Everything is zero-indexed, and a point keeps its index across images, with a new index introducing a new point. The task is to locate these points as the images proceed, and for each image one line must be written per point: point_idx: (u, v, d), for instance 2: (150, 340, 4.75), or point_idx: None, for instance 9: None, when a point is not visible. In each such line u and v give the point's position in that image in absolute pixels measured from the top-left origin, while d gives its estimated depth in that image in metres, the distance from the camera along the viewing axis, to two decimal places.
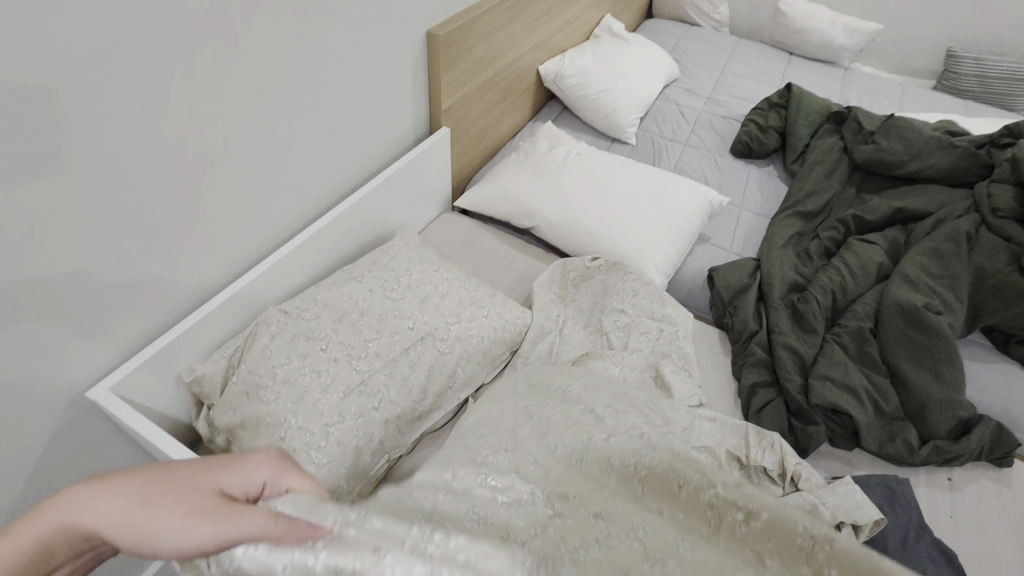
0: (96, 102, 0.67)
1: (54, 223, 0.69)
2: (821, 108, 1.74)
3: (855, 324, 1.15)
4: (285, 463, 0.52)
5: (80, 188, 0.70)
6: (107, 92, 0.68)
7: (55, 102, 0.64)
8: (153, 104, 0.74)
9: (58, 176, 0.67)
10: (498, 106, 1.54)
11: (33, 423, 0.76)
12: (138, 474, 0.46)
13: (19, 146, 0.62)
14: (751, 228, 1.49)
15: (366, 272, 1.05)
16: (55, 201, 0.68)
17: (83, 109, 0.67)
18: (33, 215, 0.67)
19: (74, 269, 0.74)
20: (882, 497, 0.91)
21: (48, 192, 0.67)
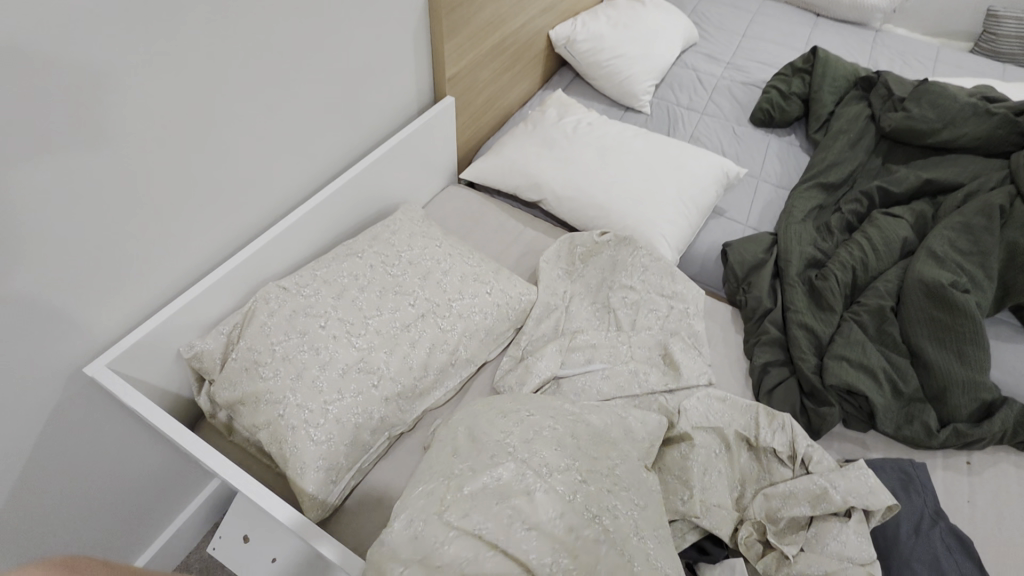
0: (72, 68, 0.66)
1: (37, 193, 0.68)
2: (849, 72, 1.64)
3: (875, 302, 1.10)
4: None
5: (62, 158, 0.69)
6: (82, 57, 0.66)
7: (28, 67, 0.62)
8: (135, 71, 0.71)
9: (38, 145, 0.66)
10: (506, 73, 1.48)
11: (32, 396, 0.77)
12: None
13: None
14: (769, 201, 1.43)
15: (366, 247, 1.03)
16: (36, 171, 0.67)
17: (58, 74, 0.65)
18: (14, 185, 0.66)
19: (63, 241, 0.73)
20: (896, 481, 0.88)
21: (28, 161, 0.66)
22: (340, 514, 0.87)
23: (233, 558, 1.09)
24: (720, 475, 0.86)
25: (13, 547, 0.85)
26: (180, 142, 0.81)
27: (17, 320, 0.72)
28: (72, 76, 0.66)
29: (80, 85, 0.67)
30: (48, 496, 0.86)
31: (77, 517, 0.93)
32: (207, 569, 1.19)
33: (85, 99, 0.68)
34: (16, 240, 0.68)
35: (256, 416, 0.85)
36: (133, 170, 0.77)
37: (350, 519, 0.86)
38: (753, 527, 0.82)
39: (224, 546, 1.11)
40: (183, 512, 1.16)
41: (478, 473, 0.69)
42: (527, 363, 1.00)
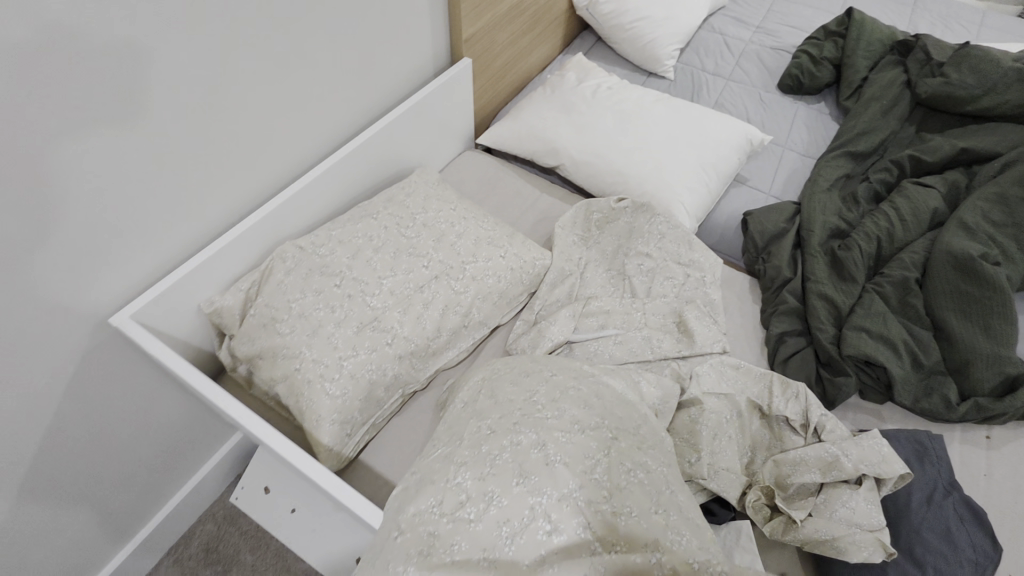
0: (91, 25, 0.66)
1: (64, 150, 0.69)
2: (885, 36, 1.57)
3: (899, 273, 1.07)
4: None
5: (85, 115, 0.70)
6: (101, 13, 0.66)
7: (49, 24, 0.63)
8: (153, 29, 0.71)
9: (61, 102, 0.67)
10: (525, 35, 1.44)
11: (60, 345, 0.80)
12: None
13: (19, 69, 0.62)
14: (793, 169, 1.39)
15: (381, 209, 1.03)
16: (62, 129, 0.68)
17: (77, 31, 0.65)
18: (40, 142, 0.67)
19: (86, 198, 0.74)
20: (911, 452, 0.87)
21: (52, 118, 0.67)
22: (355, 466, 0.89)
23: (253, 508, 1.13)
24: (730, 440, 0.87)
25: (49, 489, 0.90)
26: (197, 99, 0.81)
27: (44, 273, 0.74)
28: (89, 31, 0.66)
29: (97, 40, 0.67)
30: (79, 442, 0.90)
31: (107, 464, 0.98)
32: (231, 516, 1.25)
33: (102, 53, 0.68)
34: (45, 196, 0.70)
35: (274, 370, 0.87)
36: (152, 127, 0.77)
37: (365, 471, 0.89)
38: (761, 491, 0.82)
39: (246, 497, 1.15)
40: (207, 464, 1.21)
41: (488, 429, 0.70)
42: (540, 327, 1.01)
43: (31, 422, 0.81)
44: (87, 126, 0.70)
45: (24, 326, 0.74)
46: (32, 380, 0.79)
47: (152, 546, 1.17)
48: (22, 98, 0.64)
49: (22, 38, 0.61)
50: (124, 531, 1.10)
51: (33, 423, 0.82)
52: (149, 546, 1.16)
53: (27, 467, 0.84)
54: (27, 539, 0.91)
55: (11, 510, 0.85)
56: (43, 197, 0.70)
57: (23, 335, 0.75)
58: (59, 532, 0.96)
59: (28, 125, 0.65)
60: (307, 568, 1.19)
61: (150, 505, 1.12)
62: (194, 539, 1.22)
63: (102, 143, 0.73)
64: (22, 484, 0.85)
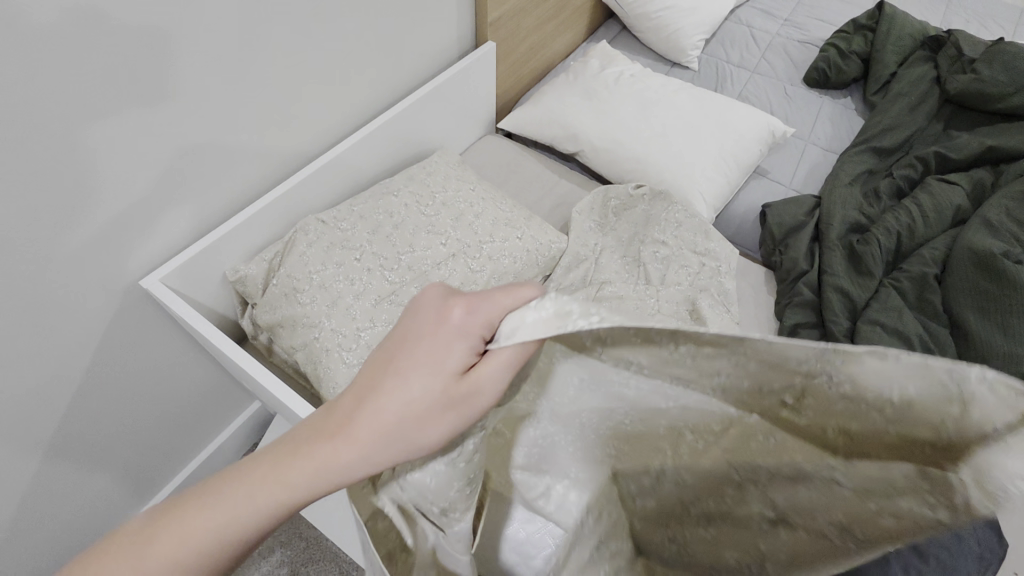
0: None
1: (103, 121, 0.72)
2: (916, 31, 1.54)
3: (918, 269, 1.06)
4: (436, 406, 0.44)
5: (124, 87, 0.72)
6: None
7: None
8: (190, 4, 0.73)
9: (102, 73, 0.69)
10: (550, 22, 1.45)
11: (93, 306, 0.83)
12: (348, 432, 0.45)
13: (65, 42, 0.64)
14: (815, 163, 1.38)
15: (402, 187, 1.05)
16: (102, 100, 0.71)
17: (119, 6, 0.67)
18: (81, 113, 0.69)
19: (121, 167, 0.77)
20: None
21: (93, 90, 0.69)
22: None
23: None
24: None
25: (78, 445, 0.93)
26: (229, 71, 0.82)
27: (80, 235, 0.77)
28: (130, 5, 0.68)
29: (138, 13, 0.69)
30: (107, 401, 0.94)
31: (132, 424, 1.01)
32: None
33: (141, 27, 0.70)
34: (83, 164, 0.72)
35: (294, 338, 0.90)
36: (186, 97, 0.79)
37: None
38: None
39: None
40: (225, 430, 1.25)
41: None
42: None
43: (64, 378, 0.85)
44: (126, 95, 0.72)
45: (59, 286, 0.77)
46: (67, 337, 0.82)
47: None
48: (65, 69, 0.66)
49: (67, 10, 0.63)
50: (145, 490, 1.14)
51: (65, 379, 0.85)
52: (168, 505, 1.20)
53: (59, 422, 0.88)
54: (57, 492, 0.95)
55: (43, 462, 0.89)
56: (82, 165, 0.72)
57: (58, 295, 0.78)
58: (86, 487, 1.00)
59: (71, 91, 0.67)
60: (316, 535, 1.27)
61: (170, 467, 1.17)
62: None
63: (139, 111, 0.75)
64: (54, 437, 0.89)
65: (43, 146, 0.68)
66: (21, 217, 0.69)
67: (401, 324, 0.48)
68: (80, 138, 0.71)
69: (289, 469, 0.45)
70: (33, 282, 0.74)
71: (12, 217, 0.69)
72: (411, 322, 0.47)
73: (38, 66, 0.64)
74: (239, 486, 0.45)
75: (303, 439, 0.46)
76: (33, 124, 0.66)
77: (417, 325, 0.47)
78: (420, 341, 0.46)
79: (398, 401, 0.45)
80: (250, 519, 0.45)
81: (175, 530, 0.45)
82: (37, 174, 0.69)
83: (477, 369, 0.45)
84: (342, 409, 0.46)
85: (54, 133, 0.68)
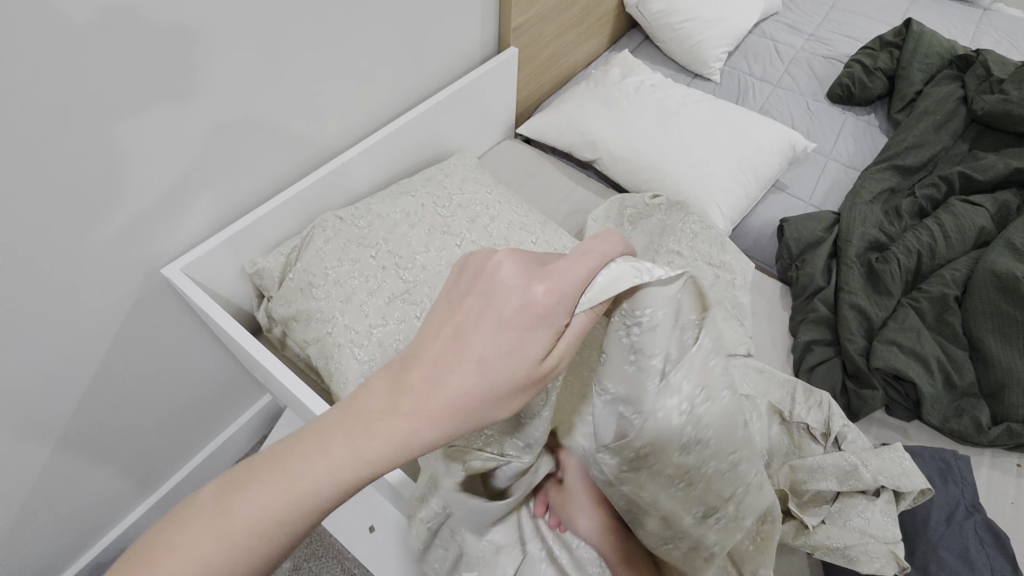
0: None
1: (129, 116, 0.73)
2: (944, 50, 1.52)
3: (938, 289, 1.04)
4: (520, 384, 0.48)
5: (153, 83, 0.73)
6: None
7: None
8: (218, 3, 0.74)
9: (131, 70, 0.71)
10: (573, 30, 1.45)
11: (113, 293, 0.85)
12: (431, 399, 0.47)
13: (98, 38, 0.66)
14: (835, 179, 1.36)
15: (420, 188, 1.06)
16: (130, 95, 0.72)
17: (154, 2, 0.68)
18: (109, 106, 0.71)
19: (145, 160, 0.78)
20: (935, 470, 0.85)
21: (122, 85, 0.71)
22: None
23: None
24: None
25: (93, 429, 0.95)
26: (254, 68, 0.84)
27: (104, 222, 0.78)
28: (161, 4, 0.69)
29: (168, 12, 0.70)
30: (123, 387, 0.95)
31: (145, 412, 1.03)
32: None
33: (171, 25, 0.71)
34: (110, 156, 0.74)
35: (307, 332, 0.91)
36: (213, 92, 0.81)
37: None
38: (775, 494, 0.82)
39: None
40: (235, 421, 1.26)
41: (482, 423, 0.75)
42: None
43: (83, 362, 0.86)
44: (155, 87, 0.74)
45: (81, 271, 0.79)
46: (87, 322, 0.83)
47: (180, 495, 1.22)
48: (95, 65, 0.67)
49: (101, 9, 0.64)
50: (155, 478, 1.15)
51: (84, 364, 0.87)
52: (177, 494, 1.21)
53: (75, 406, 0.89)
54: (69, 475, 0.96)
55: (58, 445, 0.90)
56: (109, 157, 0.74)
57: (80, 280, 0.79)
58: (98, 472, 1.01)
59: (102, 81, 0.69)
60: (319, 530, 1.28)
61: (180, 456, 1.18)
62: None
63: (166, 103, 0.76)
64: (70, 421, 0.90)
65: (74, 133, 0.69)
66: (49, 203, 0.71)
67: (479, 298, 0.50)
68: (110, 127, 0.72)
69: (373, 436, 0.46)
70: (57, 266, 0.76)
71: (40, 202, 0.70)
72: (489, 297, 0.49)
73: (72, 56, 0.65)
74: (323, 451, 0.46)
75: (382, 406, 0.47)
76: (65, 113, 0.67)
77: (493, 301, 0.49)
78: (498, 319, 0.49)
79: (476, 374, 0.48)
80: (336, 485, 0.45)
81: (262, 495, 0.45)
82: (66, 161, 0.70)
83: (554, 348, 0.50)
84: (420, 381, 0.48)
85: (83, 123, 0.70)
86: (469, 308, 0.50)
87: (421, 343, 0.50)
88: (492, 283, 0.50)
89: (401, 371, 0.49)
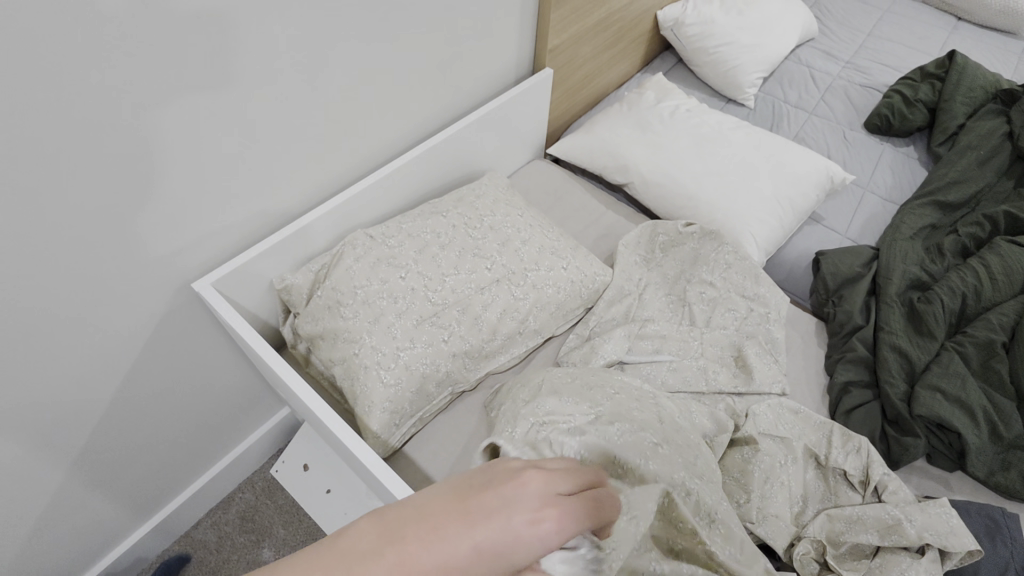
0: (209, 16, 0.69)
1: (169, 131, 0.73)
2: (988, 82, 1.48)
3: (984, 334, 1.00)
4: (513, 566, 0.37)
5: (193, 99, 0.73)
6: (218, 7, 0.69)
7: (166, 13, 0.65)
8: (260, 22, 0.74)
9: (174, 88, 0.71)
10: (607, 52, 1.44)
11: (143, 304, 0.85)
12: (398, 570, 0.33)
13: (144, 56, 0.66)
14: (873, 213, 1.33)
15: (451, 208, 1.04)
16: (172, 112, 0.72)
17: (200, 22, 0.68)
18: (151, 122, 0.71)
19: (180, 175, 0.78)
20: (981, 527, 0.82)
21: (165, 102, 0.71)
22: (398, 456, 0.90)
23: (292, 483, 1.21)
24: (782, 486, 0.84)
25: (112, 440, 0.94)
26: (295, 84, 0.84)
27: (139, 234, 0.78)
28: (207, 24, 0.69)
29: (211, 32, 0.70)
30: (144, 399, 0.94)
31: (164, 424, 1.02)
32: (270, 488, 1.30)
33: (214, 43, 0.71)
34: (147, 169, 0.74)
35: (333, 351, 0.90)
36: (252, 108, 0.81)
37: (408, 463, 0.90)
38: (812, 545, 0.79)
39: (286, 472, 1.22)
40: (254, 434, 1.25)
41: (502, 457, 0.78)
42: (594, 343, 0.99)
43: (108, 374, 0.86)
44: (200, 103, 0.74)
45: (116, 282, 0.79)
46: (116, 332, 0.83)
47: (195, 506, 1.21)
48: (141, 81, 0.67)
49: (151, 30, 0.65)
50: (171, 490, 1.14)
51: (109, 375, 0.86)
52: (192, 505, 1.20)
53: (97, 418, 0.89)
54: (87, 487, 0.95)
55: (77, 456, 0.90)
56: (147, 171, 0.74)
57: (112, 291, 0.79)
58: (116, 483, 1.00)
59: (150, 97, 0.69)
60: None
61: (196, 467, 1.16)
62: (233, 505, 1.27)
63: (209, 118, 0.77)
64: (90, 433, 0.89)
65: (120, 147, 0.70)
66: (90, 215, 0.71)
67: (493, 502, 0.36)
68: (155, 142, 0.73)
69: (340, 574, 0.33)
70: (94, 276, 0.76)
71: (81, 215, 0.70)
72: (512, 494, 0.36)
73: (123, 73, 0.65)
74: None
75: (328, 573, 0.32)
76: (113, 129, 0.68)
77: (512, 499, 0.36)
78: (518, 523, 0.35)
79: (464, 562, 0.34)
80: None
81: None
82: (109, 173, 0.70)
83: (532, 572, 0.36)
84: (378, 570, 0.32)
85: (126, 140, 0.70)
86: (491, 494, 0.36)
87: (417, 499, 0.36)
88: (517, 481, 0.37)
89: (393, 530, 0.34)
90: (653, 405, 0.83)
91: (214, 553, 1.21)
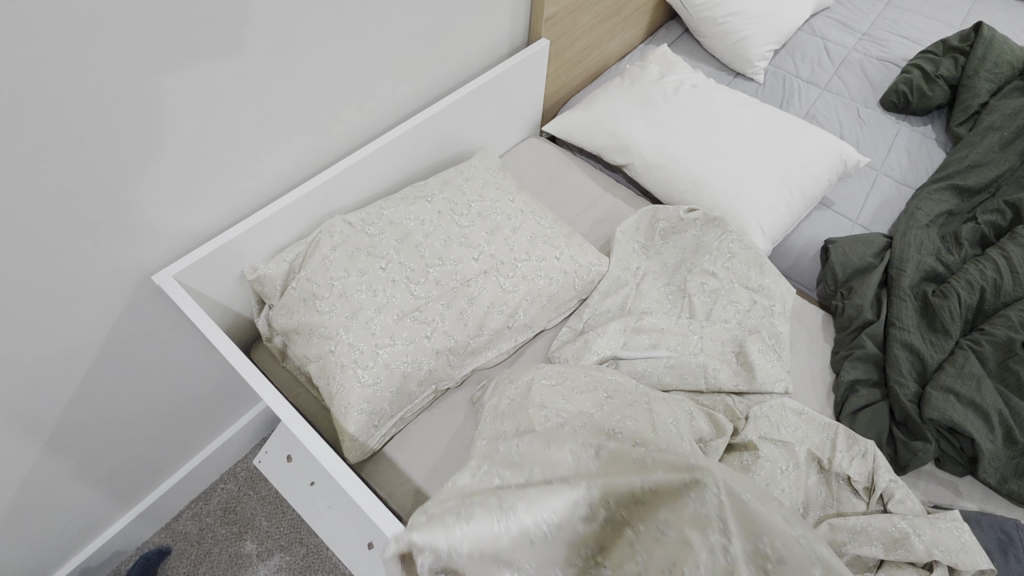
0: None
1: (123, 113, 0.66)
2: (1015, 57, 1.38)
3: (1003, 333, 0.94)
4: None
5: (146, 77, 0.66)
6: None
7: None
8: None
9: (125, 65, 0.64)
10: (608, 21, 1.34)
11: (107, 296, 0.79)
12: None
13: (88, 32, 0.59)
14: (887, 197, 1.26)
15: (436, 192, 0.97)
16: (125, 89, 0.65)
17: None
18: (98, 102, 0.64)
19: (139, 159, 0.71)
20: (995, 542, 0.79)
21: (115, 80, 0.64)
22: (378, 458, 0.86)
23: (276, 474, 1.17)
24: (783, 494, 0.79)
25: (80, 437, 0.89)
26: (263, 58, 0.76)
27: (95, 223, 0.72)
28: None
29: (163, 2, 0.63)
30: (113, 391, 0.90)
31: (136, 417, 0.97)
32: (252, 479, 1.26)
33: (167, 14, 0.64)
34: (100, 154, 0.67)
35: (308, 347, 0.85)
36: (219, 84, 0.74)
37: (388, 466, 0.85)
38: None
39: (270, 463, 1.19)
40: (235, 424, 1.22)
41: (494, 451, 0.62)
42: (586, 337, 0.94)
43: (70, 368, 0.81)
44: (157, 80, 0.67)
45: (68, 277, 0.73)
46: (79, 325, 0.78)
47: (176, 497, 1.18)
48: (85, 58, 0.60)
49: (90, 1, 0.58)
50: (149, 481, 1.11)
51: (72, 370, 0.81)
52: (173, 497, 1.17)
53: (61, 413, 0.84)
54: (56, 478, 0.91)
55: (41, 450, 0.85)
56: (98, 156, 0.67)
57: (66, 285, 0.73)
58: (88, 476, 0.96)
59: (98, 75, 0.62)
60: (318, 542, 1.19)
61: (175, 459, 1.13)
62: (214, 496, 1.24)
63: (165, 98, 0.69)
64: (54, 427, 0.84)
65: (65, 128, 0.63)
66: (37, 207, 0.65)
67: None
68: (105, 124, 0.66)
69: None
70: (48, 267, 0.70)
71: (23, 204, 0.64)
72: None
73: (61, 45, 0.58)
74: None
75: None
76: (54, 108, 0.61)
77: None
78: None
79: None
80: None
81: None
82: (57, 158, 0.64)
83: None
84: None
85: (71, 122, 0.63)
86: None
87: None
88: None
89: None
90: (646, 408, 0.78)
91: (195, 545, 1.18)
